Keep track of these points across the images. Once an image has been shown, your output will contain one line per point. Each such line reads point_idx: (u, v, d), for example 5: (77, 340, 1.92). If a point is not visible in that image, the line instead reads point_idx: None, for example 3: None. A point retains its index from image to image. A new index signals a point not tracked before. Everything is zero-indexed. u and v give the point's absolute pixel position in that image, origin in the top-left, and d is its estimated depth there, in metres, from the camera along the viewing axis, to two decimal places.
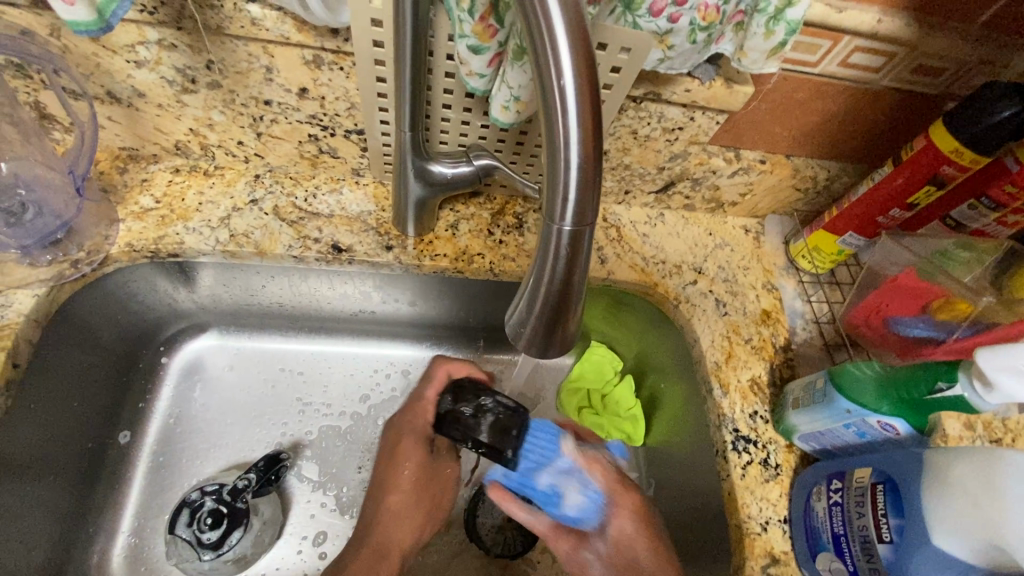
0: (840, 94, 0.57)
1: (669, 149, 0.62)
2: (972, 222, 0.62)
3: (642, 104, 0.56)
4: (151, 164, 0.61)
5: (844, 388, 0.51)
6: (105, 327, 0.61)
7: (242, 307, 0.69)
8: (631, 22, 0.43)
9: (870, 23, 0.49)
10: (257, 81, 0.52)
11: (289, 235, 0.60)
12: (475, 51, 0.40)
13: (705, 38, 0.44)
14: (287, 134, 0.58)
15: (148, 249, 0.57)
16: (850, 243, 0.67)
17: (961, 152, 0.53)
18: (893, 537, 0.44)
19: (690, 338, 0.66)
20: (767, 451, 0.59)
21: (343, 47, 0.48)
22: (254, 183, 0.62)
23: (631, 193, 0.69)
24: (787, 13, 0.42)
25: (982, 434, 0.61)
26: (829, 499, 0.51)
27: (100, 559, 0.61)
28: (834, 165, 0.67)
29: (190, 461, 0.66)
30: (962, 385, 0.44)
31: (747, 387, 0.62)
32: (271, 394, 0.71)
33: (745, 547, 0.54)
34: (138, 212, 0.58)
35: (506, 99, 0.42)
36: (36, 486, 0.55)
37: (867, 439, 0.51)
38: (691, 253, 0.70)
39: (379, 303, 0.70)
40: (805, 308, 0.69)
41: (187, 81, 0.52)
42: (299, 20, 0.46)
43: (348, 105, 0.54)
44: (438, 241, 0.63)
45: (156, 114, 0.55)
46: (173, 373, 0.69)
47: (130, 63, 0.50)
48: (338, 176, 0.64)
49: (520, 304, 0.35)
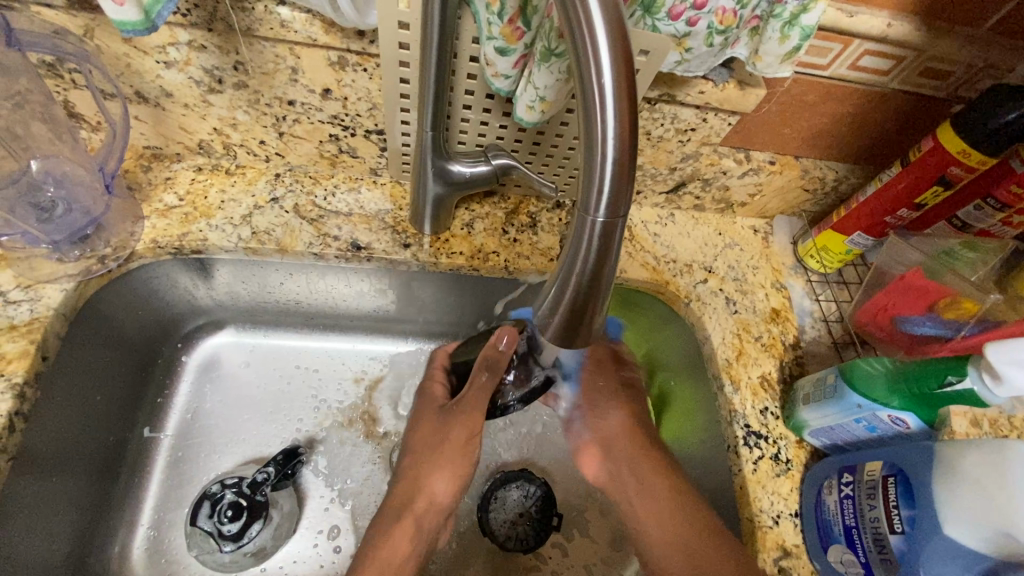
0: (849, 97, 0.59)
1: (681, 150, 0.63)
2: (978, 222, 0.63)
3: (656, 106, 0.57)
4: (174, 163, 0.62)
5: (855, 383, 0.52)
6: (128, 322, 0.62)
7: (259, 304, 0.71)
8: (650, 25, 0.44)
9: (881, 28, 0.51)
10: (282, 82, 0.53)
11: (309, 232, 0.61)
12: (501, 52, 0.41)
13: (722, 41, 0.45)
14: (308, 133, 0.60)
15: (172, 246, 0.58)
16: (858, 243, 0.68)
17: (968, 153, 0.54)
18: (905, 528, 0.45)
19: (700, 336, 0.67)
20: (778, 446, 0.60)
21: (368, 48, 0.50)
22: (274, 182, 0.63)
23: (642, 193, 0.71)
24: (803, 18, 0.43)
25: (988, 431, 0.62)
26: (841, 492, 0.52)
27: (121, 551, 0.62)
28: (842, 166, 0.68)
29: (207, 456, 0.67)
30: (970, 379, 0.45)
31: (758, 383, 0.63)
32: (287, 390, 0.72)
33: (757, 540, 0.55)
34: (162, 209, 0.59)
35: (532, 99, 0.43)
36: (61, 477, 0.56)
37: (877, 433, 0.52)
38: (701, 252, 0.72)
39: (394, 301, 0.71)
40: (813, 307, 0.70)
41: (214, 82, 0.53)
42: (327, 23, 0.48)
43: (370, 105, 0.55)
44: (454, 240, 0.64)
45: (181, 113, 0.57)
46: (191, 369, 0.70)
47: (160, 63, 0.51)
48: (356, 176, 0.65)
49: (549, 295, 0.36)
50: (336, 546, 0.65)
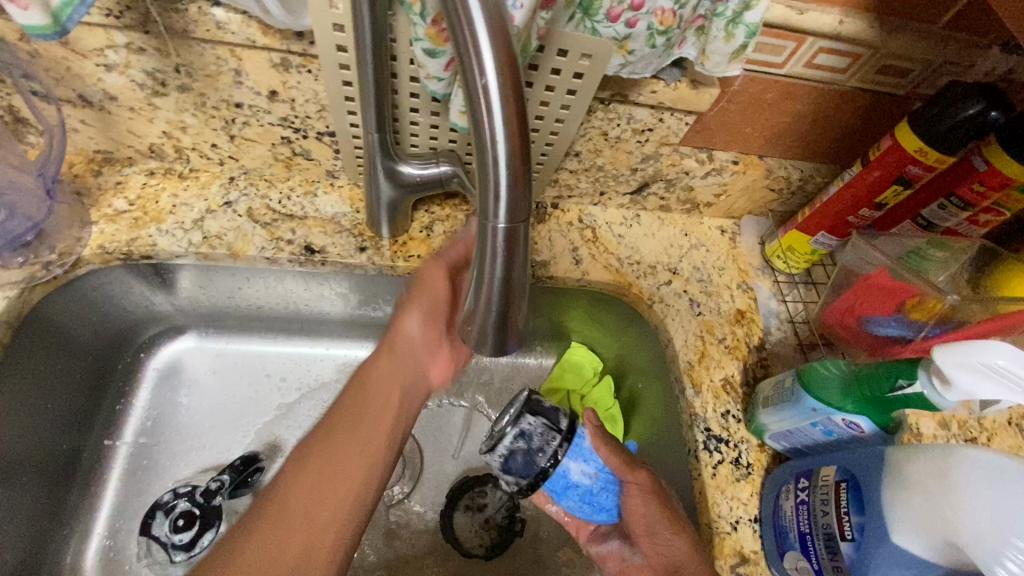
0: (807, 95, 0.58)
1: (641, 150, 0.62)
2: (943, 221, 0.62)
3: (610, 106, 0.56)
4: (126, 167, 0.62)
5: (811, 386, 0.51)
6: (80, 329, 0.61)
7: (219, 309, 0.70)
8: (590, 28, 0.43)
9: (832, 25, 0.50)
10: (227, 84, 0.52)
11: (262, 236, 0.60)
12: (429, 54, 0.40)
13: (664, 41, 0.44)
14: (259, 136, 0.59)
15: (121, 251, 0.57)
16: (823, 243, 0.67)
17: (925, 151, 0.53)
18: (855, 535, 0.44)
19: (665, 339, 0.66)
20: (739, 450, 0.59)
21: (309, 50, 0.49)
22: (228, 185, 0.63)
23: (606, 195, 0.70)
24: (746, 16, 0.42)
25: (955, 432, 0.61)
26: (797, 497, 0.51)
27: (74, 561, 0.61)
28: (807, 165, 0.67)
29: (166, 463, 0.66)
30: (921, 382, 0.44)
31: (720, 386, 0.62)
32: (249, 397, 0.71)
33: (715, 546, 0.54)
34: (111, 214, 0.58)
35: (462, 102, 0.43)
36: (3, 491, 0.54)
37: (834, 437, 0.51)
38: (666, 254, 0.71)
39: (355, 304, 0.70)
40: (780, 308, 0.69)
41: (157, 85, 0.52)
42: (264, 24, 0.47)
43: (318, 107, 0.54)
44: (411, 243, 0.63)
45: (128, 116, 0.56)
46: (150, 375, 0.69)
47: (99, 66, 0.50)
48: (312, 179, 0.64)
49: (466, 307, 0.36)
50: None
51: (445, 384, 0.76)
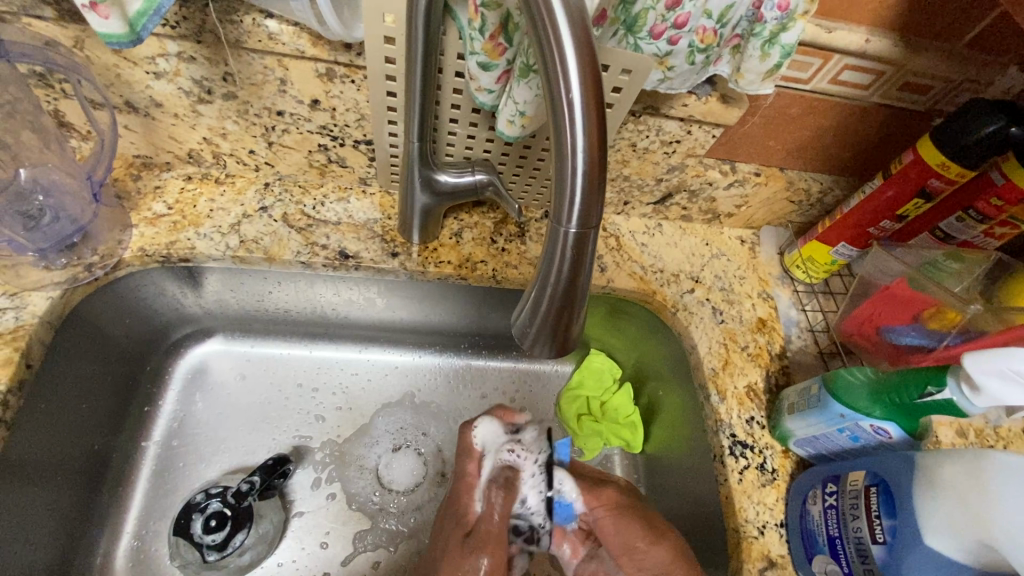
0: (831, 110, 0.60)
1: (667, 161, 0.64)
2: (960, 233, 0.63)
3: (641, 118, 0.58)
4: (164, 171, 0.63)
5: (838, 394, 0.52)
6: (115, 328, 0.62)
7: (247, 312, 0.70)
8: (632, 44, 0.45)
9: (859, 43, 0.52)
10: (271, 93, 0.54)
11: (297, 241, 0.61)
12: (484, 67, 0.42)
13: (703, 59, 0.46)
14: (297, 143, 0.60)
15: (160, 254, 0.58)
16: (842, 253, 0.68)
17: (947, 166, 0.55)
18: (887, 538, 0.45)
19: (688, 346, 0.67)
20: (764, 456, 0.60)
21: (355, 60, 0.50)
22: (263, 191, 0.64)
23: (630, 204, 0.71)
24: (783, 37, 0.44)
25: (974, 441, 0.62)
26: (825, 502, 0.52)
27: (103, 563, 0.61)
28: (827, 178, 0.69)
29: (193, 465, 0.66)
30: (949, 389, 0.45)
31: (744, 393, 0.64)
32: (275, 400, 0.71)
33: (742, 550, 0.55)
34: (150, 217, 0.60)
35: (512, 113, 0.45)
36: (39, 492, 0.55)
37: (861, 443, 0.52)
38: (688, 262, 0.72)
39: (381, 308, 0.71)
40: (799, 316, 0.70)
41: (203, 92, 0.54)
42: (314, 36, 0.49)
43: (358, 116, 0.56)
44: (442, 249, 0.64)
45: (171, 123, 0.57)
46: (178, 378, 0.70)
47: (149, 74, 0.52)
48: (345, 186, 0.66)
49: (527, 305, 0.38)
50: (324, 543, 0.65)
51: (469, 388, 0.76)
